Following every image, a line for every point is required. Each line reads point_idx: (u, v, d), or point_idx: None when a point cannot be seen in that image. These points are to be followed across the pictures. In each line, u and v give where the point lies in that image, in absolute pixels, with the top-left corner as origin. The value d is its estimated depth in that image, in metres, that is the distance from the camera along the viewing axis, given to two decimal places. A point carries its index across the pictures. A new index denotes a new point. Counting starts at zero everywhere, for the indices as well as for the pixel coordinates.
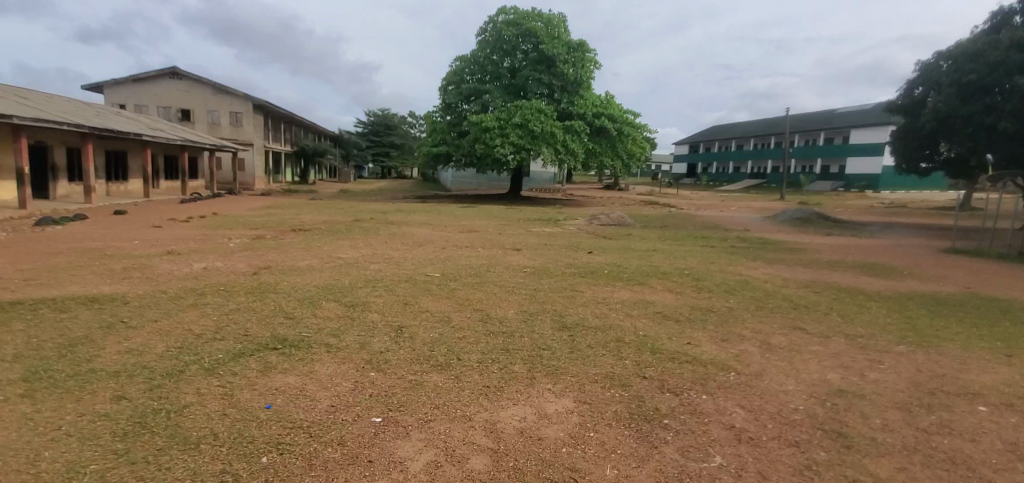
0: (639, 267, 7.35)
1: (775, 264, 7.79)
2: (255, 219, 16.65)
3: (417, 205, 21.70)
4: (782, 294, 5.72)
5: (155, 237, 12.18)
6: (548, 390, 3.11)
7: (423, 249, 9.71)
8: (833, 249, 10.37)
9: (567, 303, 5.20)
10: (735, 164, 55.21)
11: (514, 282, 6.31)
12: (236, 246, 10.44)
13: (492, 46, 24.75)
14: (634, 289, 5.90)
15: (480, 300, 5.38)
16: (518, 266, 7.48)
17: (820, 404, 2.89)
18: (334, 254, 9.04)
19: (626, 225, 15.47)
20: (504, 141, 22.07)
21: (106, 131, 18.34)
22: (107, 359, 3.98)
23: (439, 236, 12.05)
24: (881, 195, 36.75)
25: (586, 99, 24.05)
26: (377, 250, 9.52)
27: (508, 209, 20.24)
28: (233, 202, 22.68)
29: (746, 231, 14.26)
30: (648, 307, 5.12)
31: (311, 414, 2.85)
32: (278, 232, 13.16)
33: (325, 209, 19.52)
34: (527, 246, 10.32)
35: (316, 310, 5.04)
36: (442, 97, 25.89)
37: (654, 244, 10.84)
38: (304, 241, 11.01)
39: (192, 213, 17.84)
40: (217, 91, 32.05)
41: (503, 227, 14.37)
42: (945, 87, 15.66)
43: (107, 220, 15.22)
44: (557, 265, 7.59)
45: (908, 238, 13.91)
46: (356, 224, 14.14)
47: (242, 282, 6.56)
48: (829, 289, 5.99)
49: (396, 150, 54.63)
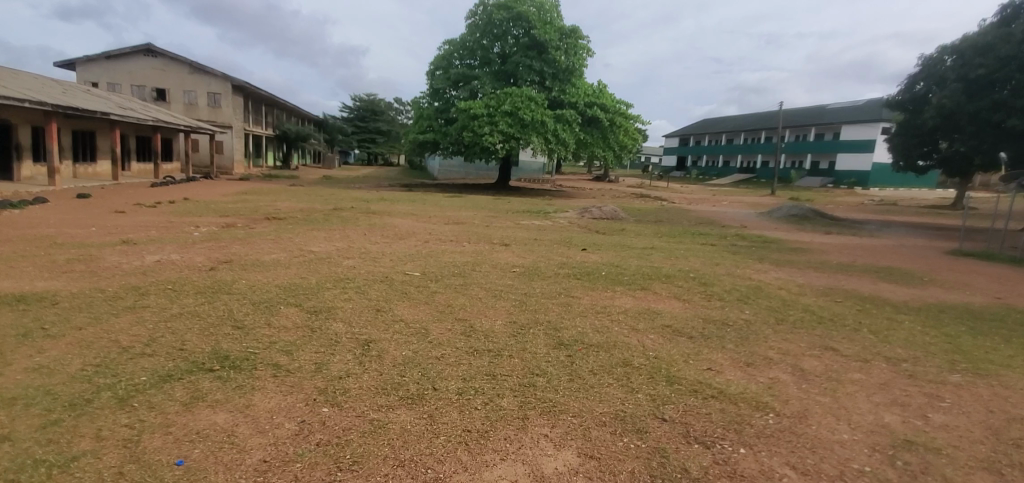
0: (639, 268, 6.72)
1: (784, 267, 7.26)
2: (229, 205, 15.73)
3: (402, 193, 20.83)
4: (800, 304, 5.15)
5: (115, 223, 11.25)
6: (544, 436, 2.47)
7: (405, 243, 8.99)
8: (838, 250, 9.93)
9: (562, 313, 4.55)
10: (725, 158, 55.04)
11: (502, 284, 5.69)
12: (201, 236, 9.61)
13: (482, 30, 23.83)
14: (636, 294, 5.31)
15: (462, 307, 4.71)
16: (507, 265, 6.83)
17: (890, 464, 2.30)
18: (306, 246, 8.29)
19: (619, 218, 14.91)
20: (493, 129, 21.29)
21: (71, 109, 17.12)
22: (6, 380, 3.24)
23: (423, 228, 11.32)
24: (871, 192, 36.77)
25: (578, 88, 23.30)
26: (354, 243, 8.77)
27: (497, 200, 19.57)
28: (207, 187, 21.60)
29: (743, 227, 13.81)
30: (653, 318, 4.51)
31: (234, 474, 2.17)
32: (251, 220, 12.34)
33: (305, 197, 18.56)
34: (516, 241, 9.65)
35: (271, 318, 4.31)
36: (430, 83, 24.96)
37: (651, 240, 10.26)
38: (276, 232, 10.17)
39: (162, 198, 16.85)
40: (194, 71, 30.64)
41: (491, 219, 13.70)
42: (951, 82, 15.70)
43: (70, 203, 14.21)
44: (548, 264, 6.95)
45: (909, 239, 13.54)
46: (335, 214, 13.33)
47: (196, 280, 5.79)
48: (850, 299, 5.46)
49: (382, 136, 53.51)
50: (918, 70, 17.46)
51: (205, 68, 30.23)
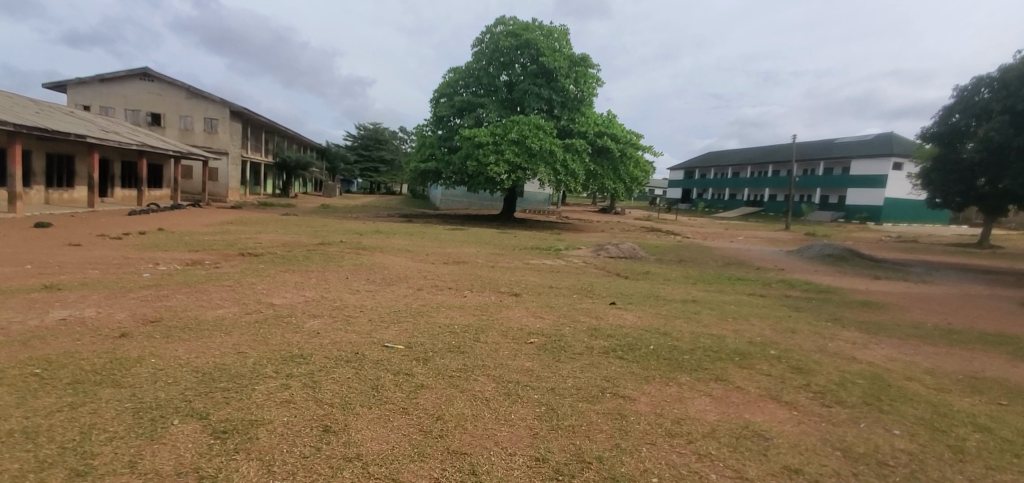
0: (695, 339, 5.08)
1: (879, 334, 5.59)
2: (206, 237, 14.26)
3: (399, 225, 19.37)
4: (963, 414, 3.49)
5: (58, 260, 9.74)
6: None
7: (392, 292, 7.35)
8: (910, 303, 8.30)
9: (618, 442, 2.86)
10: (731, 191, 53.98)
11: (521, 367, 4.08)
12: (149, 279, 8.05)
13: (488, 57, 22.71)
14: (715, 392, 3.66)
15: (459, 425, 3.03)
16: (520, 332, 5.16)
17: None
18: (266, 296, 6.64)
19: (638, 257, 13.32)
20: (498, 158, 19.96)
21: (39, 131, 15.75)
22: None
23: (417, 269, 9.74)
24: (885, 227, 35.36)
25: (587, 116, 22.15)
26: (329, 291, 7.07)
27: (500, 233, 18.00)
28: (189, 215, 20.17)
29: (779, 270, 12.22)
30: (764, 449, 2.83)
31: None
32: (221, 256, 10.86)
33: (291, 228, 17.11)
34: (526, 289, 7.99)
35: (144, 452, 2.67)
36: (433, 110, 23.87)
37: (687, 290, 8.62)
38: (241, 273, 8.56)
39: (133, 228, 15.46)
40: (192, 96, 29.72)
41: (496, 257, 12.08)
42: (995, 114, 14.35)
43: (20, 233, 12.77)
44: (575, 331, 5.25)
45: (965, 285, 11.89)
46: (319, 249, 11.75)
47: (86, 361, 4.15)
48: (1021, 402, 3.80)
49: (385, 166, 52.78)
50: (955, 101, 16.12)
51: (203, 93, 29.31)
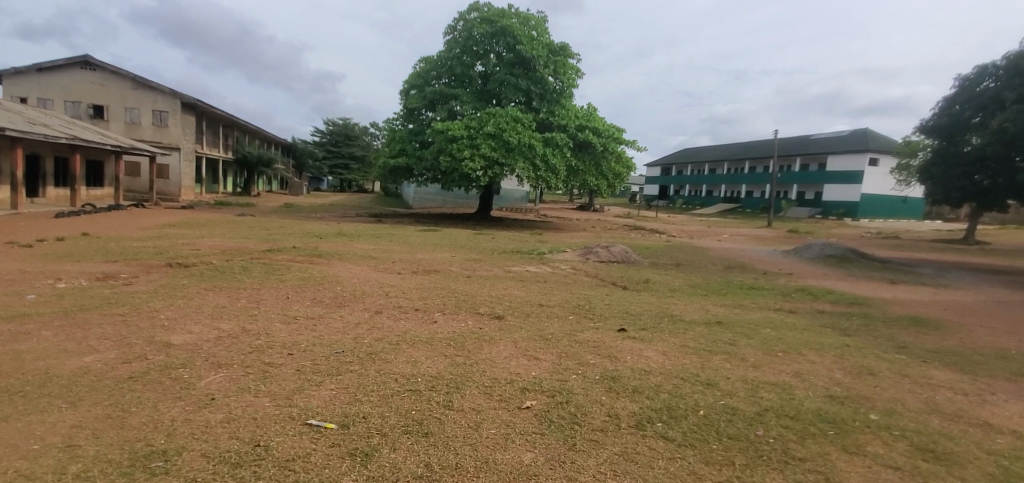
0: (757, 394, 3.62)
1: (982, 376, 4.24)
2: (135, 243, 12.25)
3: (366, 226, 17.67)
4: None
5: None
6: None
7: (342, 319, 5.70)
8: (959, 317, 7.07)
9: None
10: (708, 188, 53.43)
11: (516, 470, 2.55)
12: (25, 305, 6.19)
13: (461, 46, 21.05)
14: None
15: None
16: (510, 388, 3.63)
17: None
18: (169, 332, 4.90)
19: (632, 261, 11.92)
20: (474, 153, 18.38)
21: None
22: None
23: (378, 282, 8.09)
24: (863, 223, 35.00)
25: (568, 109, 20.75)
26: (254, 322, 5.34)
27: (477, 235, 16.40)
28: (129, 217, 18.00)
29: (786, 275, 10.96)
30: None
31: None
32: (143, 269, 8.99)
33: (243, 231, 15.20)
34: (511, 309, 6.41)
35: None
36: (404, 102, 22.11)
37: (701, 305, 7.20)
38: (151, 293, 6.74)
39: (52, 233, 13.34)
40: (138, 87, 27.12)
41: (472, 264, 10.49)
42: (1010, 104, 13.34)
43: None
44: (586, 384, 3.74)
45: (983, 289, 10.90)
46: (264, 258, 9.93)
47: None
48: None
49: (355, 163, 50.61)
50: (961, 91, 15.16)
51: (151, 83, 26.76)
